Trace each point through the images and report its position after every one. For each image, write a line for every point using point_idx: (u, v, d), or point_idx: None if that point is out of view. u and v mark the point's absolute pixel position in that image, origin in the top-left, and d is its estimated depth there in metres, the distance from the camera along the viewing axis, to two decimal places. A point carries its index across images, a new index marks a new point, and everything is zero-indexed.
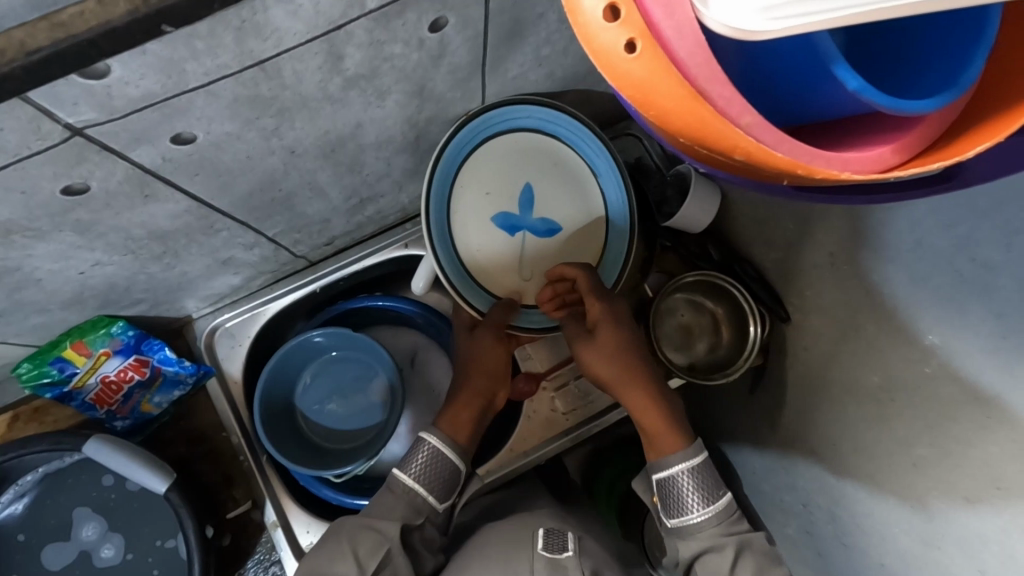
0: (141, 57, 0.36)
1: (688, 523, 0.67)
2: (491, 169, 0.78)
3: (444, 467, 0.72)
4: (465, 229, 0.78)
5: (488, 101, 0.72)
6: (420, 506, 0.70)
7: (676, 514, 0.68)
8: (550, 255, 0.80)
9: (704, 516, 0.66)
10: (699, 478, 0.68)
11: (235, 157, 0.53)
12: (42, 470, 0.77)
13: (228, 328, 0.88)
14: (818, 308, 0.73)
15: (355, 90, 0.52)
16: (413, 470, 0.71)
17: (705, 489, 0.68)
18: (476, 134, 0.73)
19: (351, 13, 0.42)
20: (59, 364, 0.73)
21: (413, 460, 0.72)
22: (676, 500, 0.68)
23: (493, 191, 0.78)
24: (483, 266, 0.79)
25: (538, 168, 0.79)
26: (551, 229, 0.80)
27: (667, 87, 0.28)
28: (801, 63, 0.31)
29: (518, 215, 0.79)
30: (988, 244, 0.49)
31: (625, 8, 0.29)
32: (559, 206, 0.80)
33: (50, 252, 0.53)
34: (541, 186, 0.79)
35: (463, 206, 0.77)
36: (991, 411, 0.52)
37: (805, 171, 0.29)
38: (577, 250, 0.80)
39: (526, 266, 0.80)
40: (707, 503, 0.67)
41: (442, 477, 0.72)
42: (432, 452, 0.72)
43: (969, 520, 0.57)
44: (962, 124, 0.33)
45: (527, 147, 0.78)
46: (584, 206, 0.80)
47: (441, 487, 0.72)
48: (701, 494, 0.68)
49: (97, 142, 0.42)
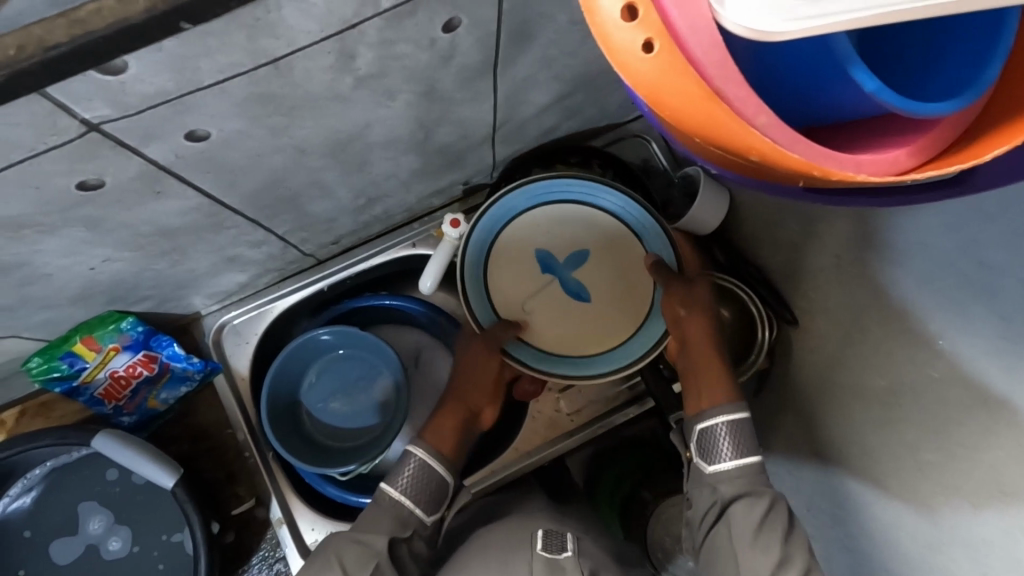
0: (156, 54, 0.36)
1: (720, 469, 0.64)
2: (567, 223, 0.82)
3: (432, 481, 0.71)
4: (506, 243, 0.82)
5: (597, 173, 0.80)
6: (407, 520, 0.68)
7: (710, 461, 0.65)
8: (563, 314, 0.82)
9: (735, 463, 0.64)
10: (739, 432, 0.66)
11: (244, 154, 0.53)
12: (50, 464, 0.78)
13: (235, 326, 0.89)
14: (823, 311, 0.73)
15: (365, 90, 0.52)
16: (401, 482, 0.69)
17: (744, 442, 0.65)
18: (575, 187, 0.81)
19: (363, 13, 0.42)
20: (70, 359, 0.74)
21: (401, 473, 0.70)
22: (709, 446, 0.66)
23: (552, 232, 0.82)
24: (500, 279, 0.82)
25: (607, 250, 0.82)
26: (578, 297, 0.82)
27: (682, 87, 0.28)
28: (816, 64, 0.31)
29: (558, 265, 0.82)
30: (996, 246, 0.49)
31: (642, 7, 0.28)
32: (607, 297, 0.82)
33: (60, 247, 0.54)
34: (598, 269, 0.82)
35: (522, 226, 0.82)
36: (999, 417, 0.52)
37: (821, 172, 0.28)
38: (599, 330, 0.81)
39: (534, 300, 0.82)
40: (742, 455, 0.64)
41: (430, 488, 0.71)
42: (419, 464, 0.71)
43: (974, 524, 0.57)
44: (977, 130, 0.32)
45: (612, 232, 0.82)
46: (632, 286, 0.82)
47: (429, 500, 0.70)
48: (739, 445, 0.65)
49: (111, 139, 0.43)
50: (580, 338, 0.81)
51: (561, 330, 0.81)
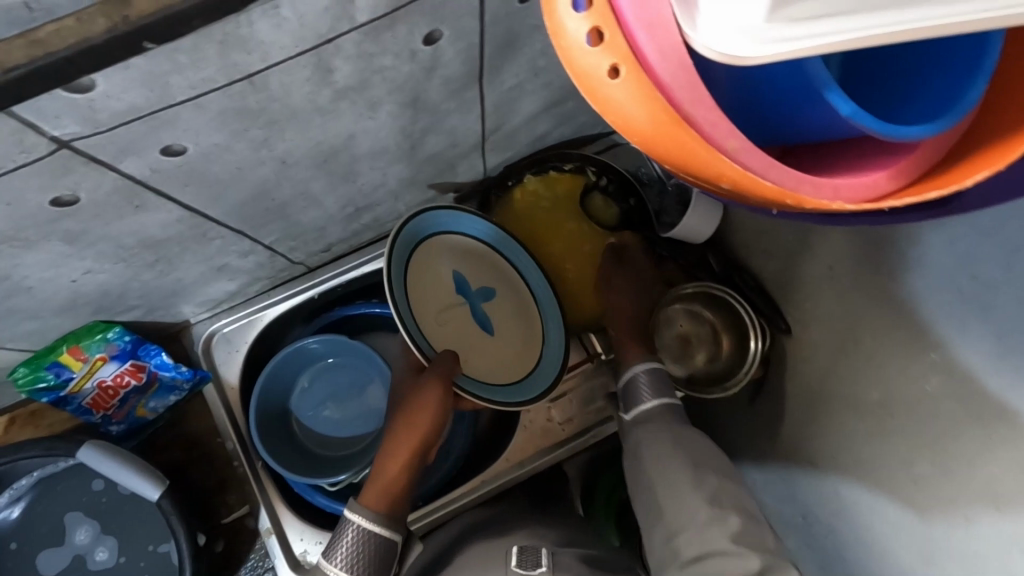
0: (123, 71, 0.36)
1: (639, 408, 0.74)
2: (487, 267, 0.88)
3: (375, 545, 0.70)
4: (436, 254, 0.85)
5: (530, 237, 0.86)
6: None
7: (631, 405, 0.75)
8: (465, 337, 0.86)
9: (653, 403, 0.74)
10: (654, 376, 0.76)
11: (224, 167, 0.52)
12: (37, 474, 0.77)
13: (225, 333, 0.88)
14: (817, 321, 0.72)
15: (347, 102, 0.52)
16: (340, 559, 0.68)
17: (658, 384, 0.75)
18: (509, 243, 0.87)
19: (339, 27, 0.41)
20: (56, 369, 0.74)
21: (339, 546, 0.69)
22: (630, 391, 0.76)
23: (472, 262, 0.87)
24: (422, 280, 0.84)
25: (513, 305, 0.89)
26: (482, 325, 0.88)
27: (650, 113, 0.27)
28: (792, 88, 0.30)
29: (470, 291, 0.88)
30: (991, 261, 0.49)
31: (608, 31, 0.27)
32: (504, 342, 0.88)
33: (40, 261, 0.53)
34: (502, 317, 0.89)
35: (453, 245, 0.86)
36: (993, 430, 0.51)
37: (793, 200, 0.28)
38: (496, 361, 0.87)
39: (444, 314, 0.86)
40: (658, 395, 0.74)
41: (375, 554, 0.70)
42: (358, 532, 0.69)
43: (969, 540, 0.56)
44: (959, 152, 0.31)
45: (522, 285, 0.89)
46: (526, 327, 0.89)
47: (378, 567, 0.69)
48: (654, 388, 0.75)
49: (84, 155, 0.42)
50: (476, 363, 0.86)
51: (466, 348, 0.86)
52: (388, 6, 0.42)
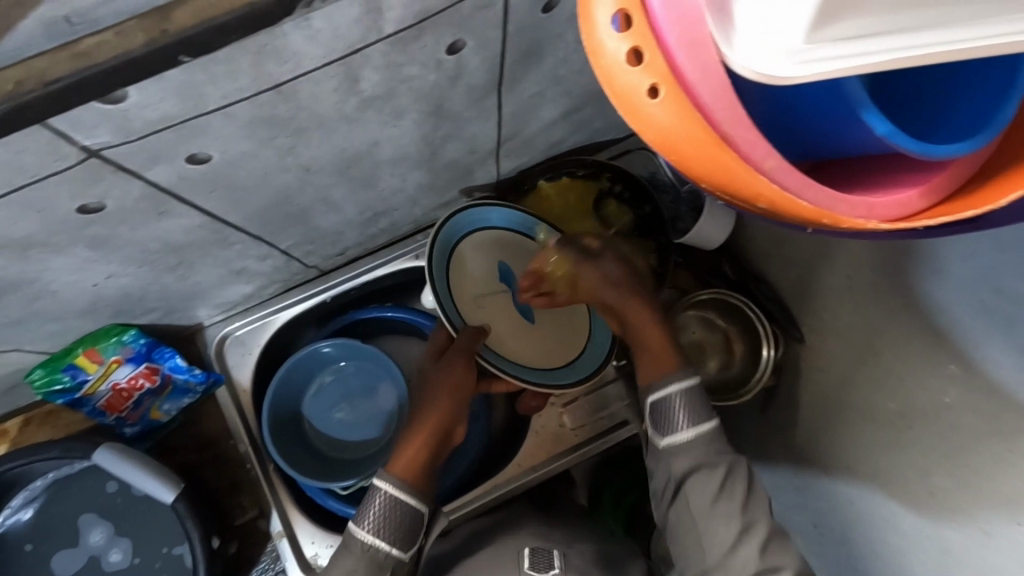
0: (158, 83, 0.36)
1: (676, 439, 0.65)
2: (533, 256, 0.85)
3: (403, 512, 0.68)
4: (477, 243, 0.83)
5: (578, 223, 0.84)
6: (384, 561, 0.66)
7: (667, 432, 0.65)
8: (507, 326, 0.83)
9: (691, 433, 0.64)
10: (690, 398, 0.66)
11: (248, 175, 0.53)
12: (51, 476, 0.78)
13: (238, 336, 0.89)
14: (834, 331, 0.72)
15: (371, 111, 0.52)
16: (369, 522, 0.67)
17: (695, 408, 0.66)
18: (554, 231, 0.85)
19: (368, 38, 0.42)
20: (71, 371, 0.74)
21: (367, 512, 0.67)
22: (664, 416, 0.66)
23: (517, 251, 0.85)
24: (462, 268, 0.81)
25: None
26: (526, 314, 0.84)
27: (689, 134, 0.27)
28: (827, 107, 0.30)
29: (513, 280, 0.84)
30: (1017, 275, 0.48)
31: (648, 52, 0.28)
32: (552, 331, 0.85)
33: (65, 265, 0.54)
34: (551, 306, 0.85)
35: (495, 235, 0.83)
36: (1015, 445, 0.51)
37: (830, 220, 0.28)
38: (545, 348, 0.84)
39: (484, 301, 0.83)
40: (696, 423, 0.65)
41: (402, 523, 0.68)
42: (387, 497, 0.68)
43: (988, 553, 0.56)
44: (990, 171, 0.32)
45: None
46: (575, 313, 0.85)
47: (405, 536, 0.68)
48: (690, 412, 0.65)
49: (113, 163, 0.42)
50: (523, 352, 0.82)
51: (507, 337, 0.82)
52: (416, 18, 0.42)
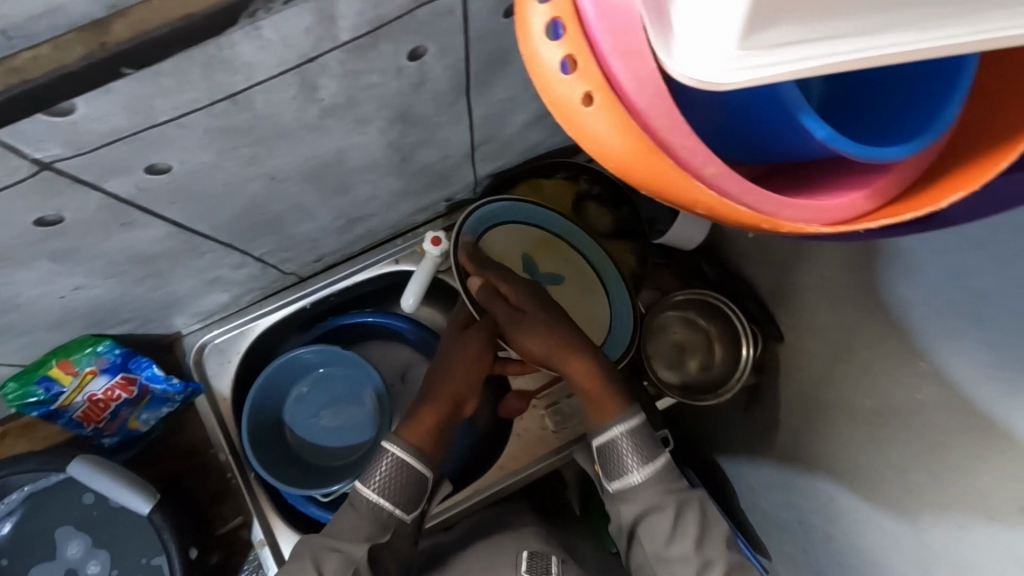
0: (105, 95, 0.36)
1: (628, 484, 0.65)
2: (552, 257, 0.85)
3: (410, 476, 0.68)
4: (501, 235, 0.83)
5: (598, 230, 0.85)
6: (387, 521, 0.66)
7: (617, 476, 0.66)
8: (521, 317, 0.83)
9: (643, 473, 0.65)
10: (638, 438, 0.66)
11: (213, 185, 0.52)
12: (27, 488, 0.77)
13: (217, 345, 0.88)
14: (812, 330, 0.72)
15: (335, 118, 0.52)
16: (376, 483, 0.67)
17: (645, 449, 0.66)
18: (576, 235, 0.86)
19: (322, 47, 0.42)
20: (46, 383, 0.74)
21: (375, 471, 0.68)
22: (614, 461, 0.66)
23: (540, 249, 0.85)
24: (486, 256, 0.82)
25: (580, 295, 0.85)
26: None
27: (625, 140, 0.28)
28: (769, 113, 0.31)
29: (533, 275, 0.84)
30: (981, 273, 0.48)
31: (582, 59, 0.28)
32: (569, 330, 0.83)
33: (29, 278, 0.53)
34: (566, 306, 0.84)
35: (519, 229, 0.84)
36: (986, 442, 0.51)
37: (770, 224, 0.29)
38: None
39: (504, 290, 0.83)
40: (646, 462, 0.65)
41: (408, 485, 0.68)
42: (394, 461, 0.68)
43: (963, 548, 0.56)
44: (936, 171, 0.32)
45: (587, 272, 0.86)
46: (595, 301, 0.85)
47: (409, 498, 0.68)
48: (640, 454, 0.66)
49: (68, 176, 0.42)
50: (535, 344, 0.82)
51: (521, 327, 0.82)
52: (371, 26, 0.42)
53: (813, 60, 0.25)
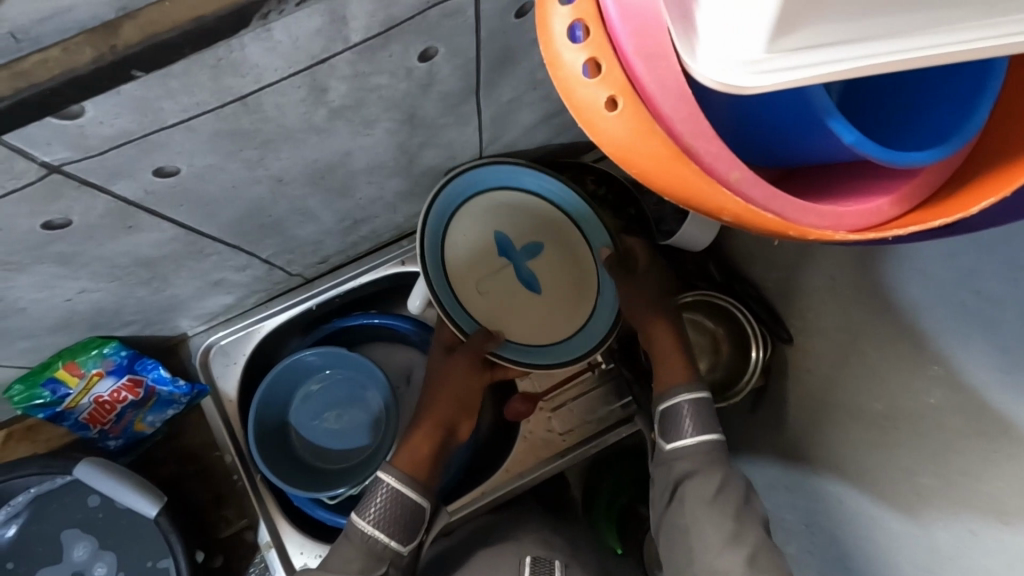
0: (113, 98, 0.35)
1: (681, 445, 0.65)
2: (528, 221, 0.82)
3: (406, 507, 0.68)
4: (468, 215, 0.80)
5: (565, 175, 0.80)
6: (382, 553, 0.65)
7: (672, 438, 0.66)
8: (509, 302, 0.82)
9: (695, 440, 0.65)
10: (699, 409, 0.67)
11: (219, 187, 0.52)
12: (33, 491, 0.76)
13: (223, 346, 0.88)
14: (819, 332, 0.71)
15: (342, 120, 0.51)
16: (371, 514, 0.67)
17: (703, 420, 0.66)
18: (548, 185, 0.81)
19: (333, 48, 0.41)
20: (51, 385, 0.73)
21: (371, 503, 0.67)
22: (671, 423, 0.67)
23: (515, 220, 0.82)
24: (459, 252, 0.80)
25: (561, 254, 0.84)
26: (529, 285, 0.83)
27: (648, 146, 0.27)
28: (794, 116, 0.30)
29: (513, 251, 0.82)
30: (996, 277, 0.48)
31: (605, 63, 0.28)
32: (555, 293, 0.83)
33: (33, 282, 0.53)
34: (549, 270, 0.83)
35: (485, 201, 0.80)
36: (999, 447, 0.51)
37: (795, 232, 0.28)
38: (545, 319, 0.82)
39: (486, 281, 0.81)
40: (704, 430, 0.66)
41: (403, 516, 0.68)
42: (390, 492, 0.68)
43: (973, 553, 0.56)
44: (964, 173, 0.31)
45: (568, 233, 0.83)
46: (581, 263, 0.84)
47: (404, 529, 0.67)
48: (698, 424, 0.66)
49: (75, 179, 0.41)
50: (523, 328, 0.81)
51: (508, 315, 0.81)
52: (382, 27, 0.42)
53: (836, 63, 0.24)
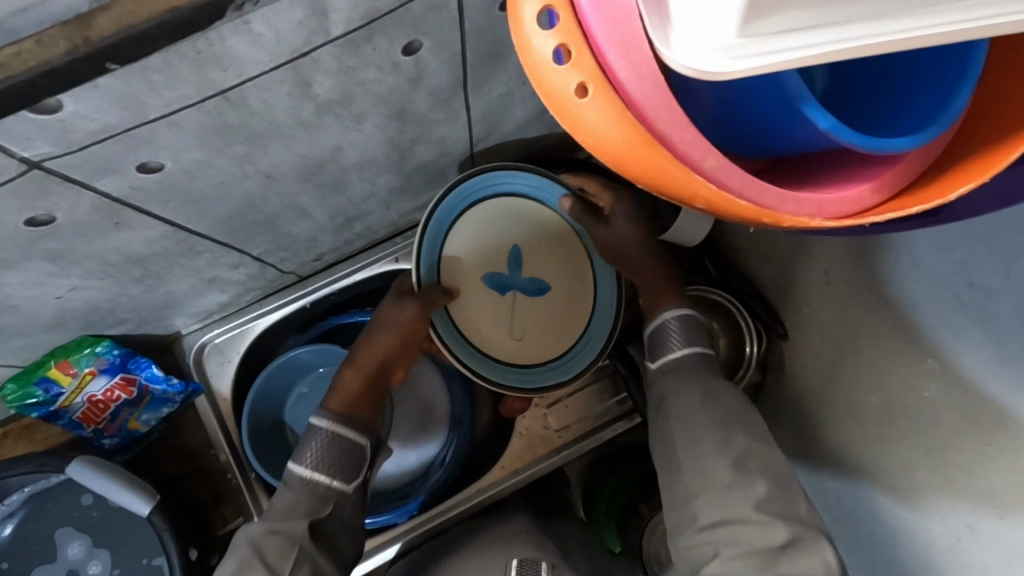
0: (92, 92, 0.35)
1: (668, 359, 0.67)
2: (503, 228, 0.79)
3: (343, 447, 0.68)
4: (458, 285, 0.79)
5: (496, 162, 0.76)
6: (325, 494, 0.66)
7: (659, 355, 0.68)
8: (541, 325, 0.81)
9: (684, 352, 0.67)
10: (686, 323, 0.69)
11: (207, 183, 0.52)
12: (28, 490, 0.76)
13: (217, 345, 0.87)
14: (815, 327, 0.71)
15: (329, 116, 0.51)
16: (309, 459, 0.67)
17: (690, 333, 0.68)
18: (498, 180, 0.77)
19: (316, 41, 0.41)
20: (45, 384, 0.73)
21: (307, 449, 0.68)
22: (658, 341, 0.69)
23: (488, 245, 0.79)
24: (473, 323, 0.79)
25: (548, 241, 0.80)
26: (539, 290, 0.81)
27: (619, 133, 0.27)
28: (773, 102, 0.30)
29: (507, 275, 0.80)
30: (988, 268, 0.47)
31: (575, 48, 0.27)
32: (557, 278, 0.81)
33: (23, 279, 0.53)
34: (547, 262, 0.81)
35: (454, 249, 0.78)
36: (993, 440, 0.51)
37: (771, 219, 0.28)
38: (561, 319, 0.81)
39: (514, 326, 0.80)
40: (690, 344, 0.67)
41: (342, 455, 0.68)
42: (325, 437, 0.68)
43: (972, 547, 0.56)
44: (946, 161, 0.31)
45: (540, 217, 0.80)
46: (569, 245, 0.81)
47: (344, 469, 0.68)
48: (684, 335, 0.68)
49: (60, 175, 0.41)
50: (557, 345, 0.81)
51: (550, 348, 0.81)
52: (364, 19, 0.41)
53: (817, 46, 0.24)
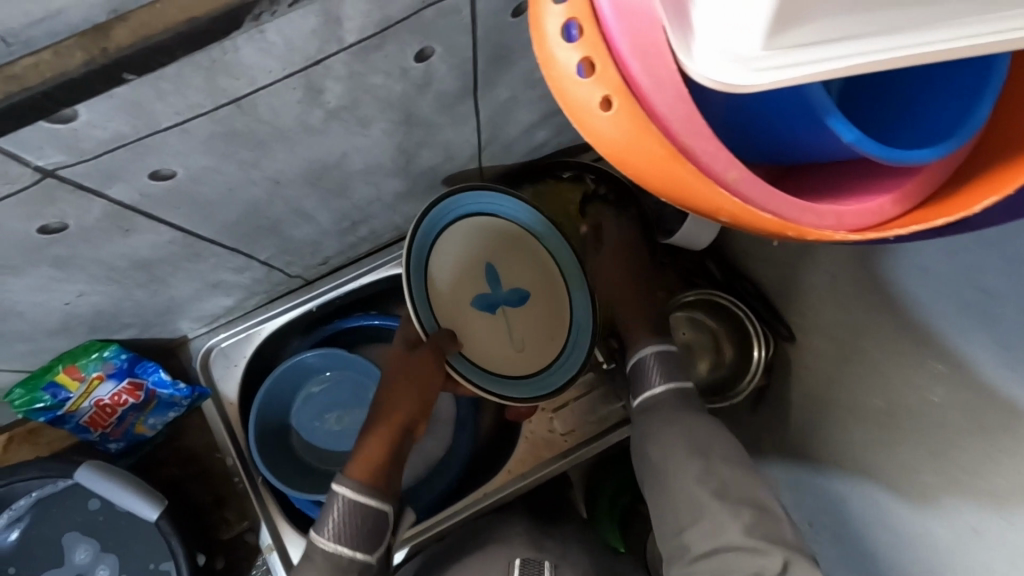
0: (107, 101, 0.35)
1: (651, 396, 0.68)
2: (477, 247, 0.82)
3: (367, 517, 0.68)
4: (452, 314, 0.81)
5: (456, 186, 0.77)
6: (349, 566, 0.66)
7: (642, 392, 0.69)
8: (533, 330, 0.85)
9: (661, 389, 0.68)
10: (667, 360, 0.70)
11: (215, 189, 0.52)
12: (35, 495, 0.76)
13: (223, 348, 0.87)
14: (819, 330, 0.71)
15: (338, 121, 0.51)
16: (330, 531, 0.67)
17: (670, 369, 0.69)
18: (462, 203, 0.78)
19: (328, 49, 0.41)
20: (53, 389, 0.73)
21: (328, 519, 0.67)
22: (640, 380, 0.70)
23: (467, 270, 0.82)
24: (478, 346, 0.82)
25: (516, 251, 0.84)
26: (522, 298, 0.84)
27: (643, 146, 0.27)
28: (794, 113, 0.30)
29: (490, 292, 0.83)
30: (998, 275, 0.47)
31: (599, 61, 0.27)
32: (534, 282, 0.84)
33: (30, 285, 0.53)
34: (522, 270, 0.84)
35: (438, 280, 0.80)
36: (1000, 445, 0.50)
37: (795, 232, 0.28)
38: (545, 320, 0.85)
39: (514, 337, 0.84)
40: (668, 379, 0.69)
41: (364, 527, 0.68)
42: (346, 505, 0.68)
43: (975, 551, 0.55)
44: (966, 171, 0.31)
45: (507, 232, 0.82)
46: (538, 255, 0.84)
47: (368, 538, 0.67)
48: (665, 373, 0.69)
49: (71, 183, 0.41)
50: (546, 347, 0.85)
51: (545, 350, 0.84)
52: (376, 27, 0.41)
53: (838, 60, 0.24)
